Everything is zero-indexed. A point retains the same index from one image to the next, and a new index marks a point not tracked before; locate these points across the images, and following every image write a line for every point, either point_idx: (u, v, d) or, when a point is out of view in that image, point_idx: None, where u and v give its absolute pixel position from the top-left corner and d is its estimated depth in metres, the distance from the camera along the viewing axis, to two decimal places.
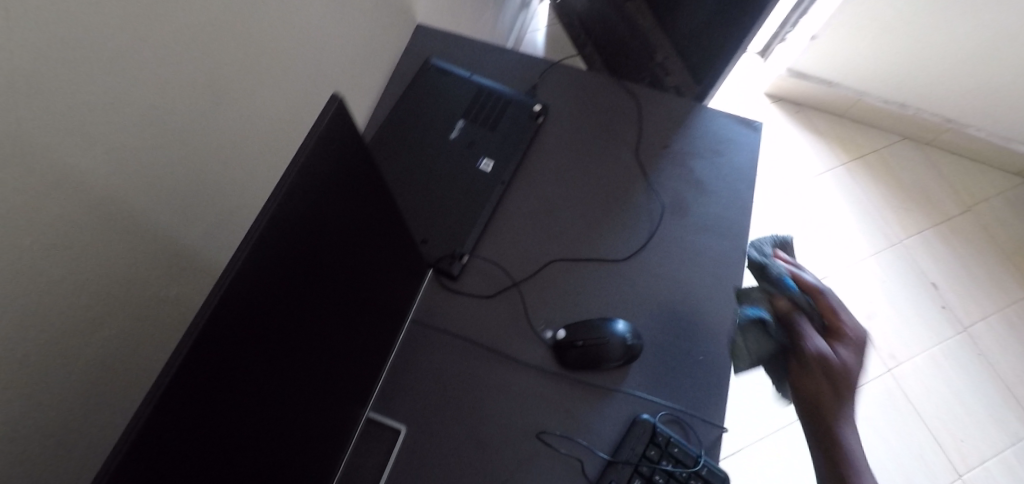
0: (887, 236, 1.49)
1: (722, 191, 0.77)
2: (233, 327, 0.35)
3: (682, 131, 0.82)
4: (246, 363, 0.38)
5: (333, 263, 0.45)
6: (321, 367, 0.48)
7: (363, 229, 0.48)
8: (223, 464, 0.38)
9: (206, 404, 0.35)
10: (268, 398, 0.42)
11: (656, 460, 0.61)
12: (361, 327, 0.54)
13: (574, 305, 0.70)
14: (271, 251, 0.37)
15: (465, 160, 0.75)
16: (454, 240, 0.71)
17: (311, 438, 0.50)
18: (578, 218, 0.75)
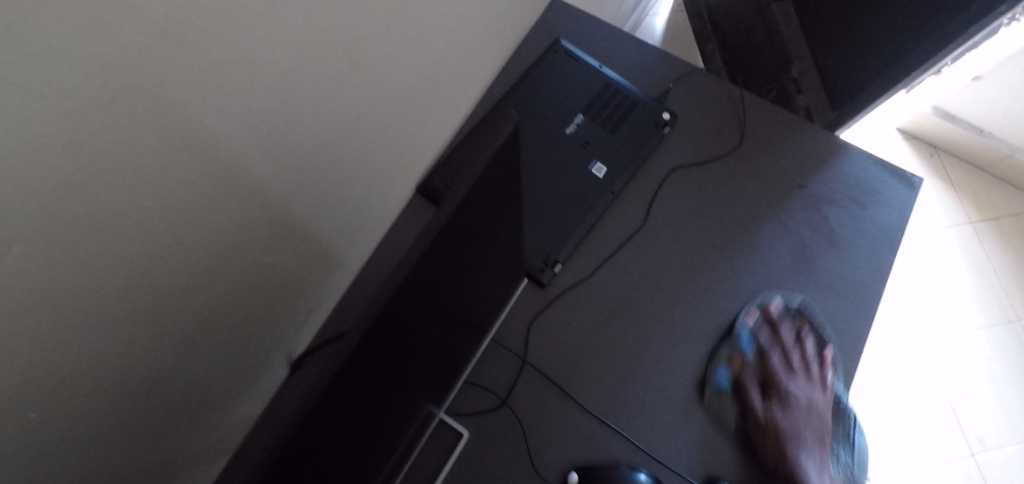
0: (1007, 312, 1.32)
1: (857, 250, 0.67)
2: (375, 339, 0.35)
3: (824, 170, 0.71)
4: (375, 369, 0.38)
5: (454, 287, 0.44)
6: (412, 386, 0.47)
7: (493, 241, 0.46)
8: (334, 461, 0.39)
9: (335, 410, 0.35)
10: (380, 400, 0.42)
11: None
12: (467, 332, 0.53)
13: (670, 347, 0.63)
14: (418, 273, 0.36)
15: (577, 160, 0.68)
16: (550, 246, 0.65)
17: (402, 437, 0.49)
18: (685, 250, 0.68)
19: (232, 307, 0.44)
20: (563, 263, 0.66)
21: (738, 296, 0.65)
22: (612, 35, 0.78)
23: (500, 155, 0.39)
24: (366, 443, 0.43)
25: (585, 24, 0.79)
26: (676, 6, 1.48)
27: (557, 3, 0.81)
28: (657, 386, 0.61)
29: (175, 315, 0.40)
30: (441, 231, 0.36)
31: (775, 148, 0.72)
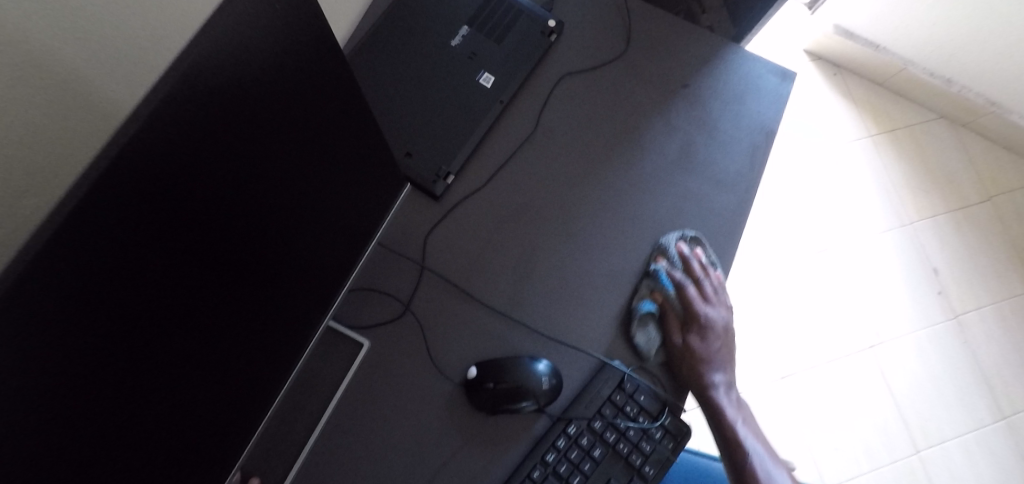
0: (899, 216, 1.46)
1: (736, 142, 0.73)
2: (150, 207, 0.29)
3: (710, 70, 0.76)
4: (168, 259, 0.32)
5: (271, 183, 0.40)
6: (249, 304, 0.42)
7: (318, 126, 0.43)
8: (148, 369, 0.34)
9: (112, 301, 0.29)
10: (202, 300, 0.37)
11: (622, 408, 0.62)
12: (325, 234, 0.50)
13: (564, 239, 0.68)
14: (205, 140, 0.32)
15: (464, 71, 0.69)
16: (441, 157, 0.66)
17: (258, 350, 0.45)
18: (578, 151, 0.71)
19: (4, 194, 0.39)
20: (457, 174, 0.67)
21: (628, 195, 0.70)
22: None
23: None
24: (197, 381, 0.39)
25: None
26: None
27: None
28: (548, 280, 0.67)
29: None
30: (210, 93, 0.31)
31: (657, 52, 0.75)
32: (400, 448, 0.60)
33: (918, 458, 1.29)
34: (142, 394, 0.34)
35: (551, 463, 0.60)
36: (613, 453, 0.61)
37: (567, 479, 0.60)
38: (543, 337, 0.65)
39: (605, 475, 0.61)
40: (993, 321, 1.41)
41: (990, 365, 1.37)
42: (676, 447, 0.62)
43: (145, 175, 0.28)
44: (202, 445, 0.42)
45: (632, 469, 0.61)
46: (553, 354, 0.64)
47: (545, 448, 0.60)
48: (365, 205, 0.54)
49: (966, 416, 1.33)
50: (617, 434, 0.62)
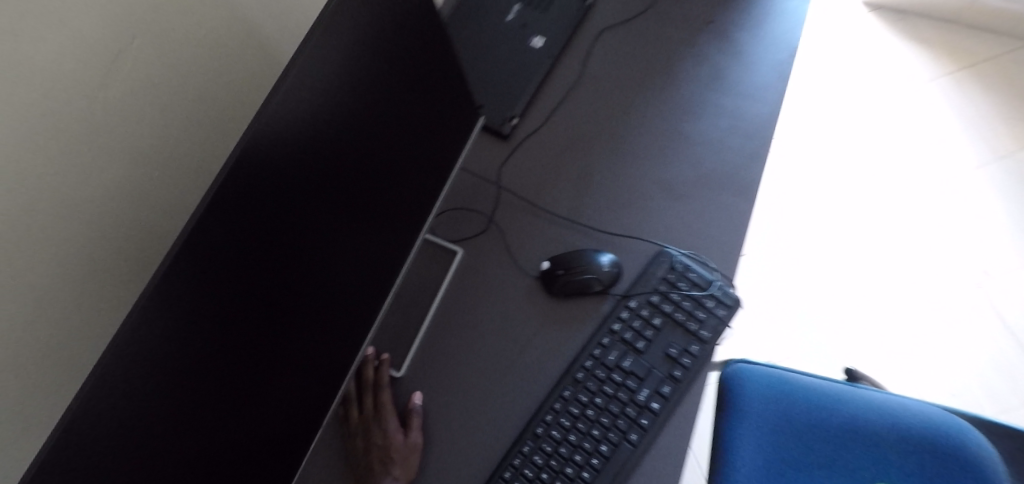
0: (993, 148, 1.38)
1: (763, 59, 0.84)
2: (307, 94, 0.49)
3: (732, 8, 0.88)
4: (319, 132, 0.52)
5: (380, 92, 0.58)
6: (358, 197, 0.60)
7: (408, 51, 0.60)
8: (310, 207, 0.54)
9: (291, 151, 0.49)
10: (340, 168, 0.56)
11: (673, 283, 0.72)
12: (419, 142, 0.68)
13: (616, 158, 0.81)
14: (335, 52, 0.50)
15: (518, 38, 0.86)
16: (505, 105, 0.83)
17: (378, 221, 0.65)
18: (619, 87, 0.84)
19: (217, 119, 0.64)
20: (521, 117, 0.83)
21: (669, 114, 0.82)
22: None
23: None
24: (329, 230, 0.57)
25: None
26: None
27: None
28: (606, 191, 0.79)
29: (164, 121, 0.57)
30: (337, 17, 0.48)
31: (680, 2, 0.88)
32: (490, 329, 0.75)
33: None
34: (307, 224, 0.54)
35: (617, 331, 0.71)
36: (672, 322, 0.71)
37: (633, 344, 0.71)
38: (603, 234, 0.77)
39: (666, 340, 0.70)
40: None
41: None
42: (729, 313, 0.70)
43: (304, 69, 0.47)
44: (347, 283, 0.63)
45: (690, 335, 0.70)
46: (616, 246, 0.76)
47: (610, 321, 0.72)
48: (446, 127, 0.72)
49: None
50: (672, 305, 0.71)
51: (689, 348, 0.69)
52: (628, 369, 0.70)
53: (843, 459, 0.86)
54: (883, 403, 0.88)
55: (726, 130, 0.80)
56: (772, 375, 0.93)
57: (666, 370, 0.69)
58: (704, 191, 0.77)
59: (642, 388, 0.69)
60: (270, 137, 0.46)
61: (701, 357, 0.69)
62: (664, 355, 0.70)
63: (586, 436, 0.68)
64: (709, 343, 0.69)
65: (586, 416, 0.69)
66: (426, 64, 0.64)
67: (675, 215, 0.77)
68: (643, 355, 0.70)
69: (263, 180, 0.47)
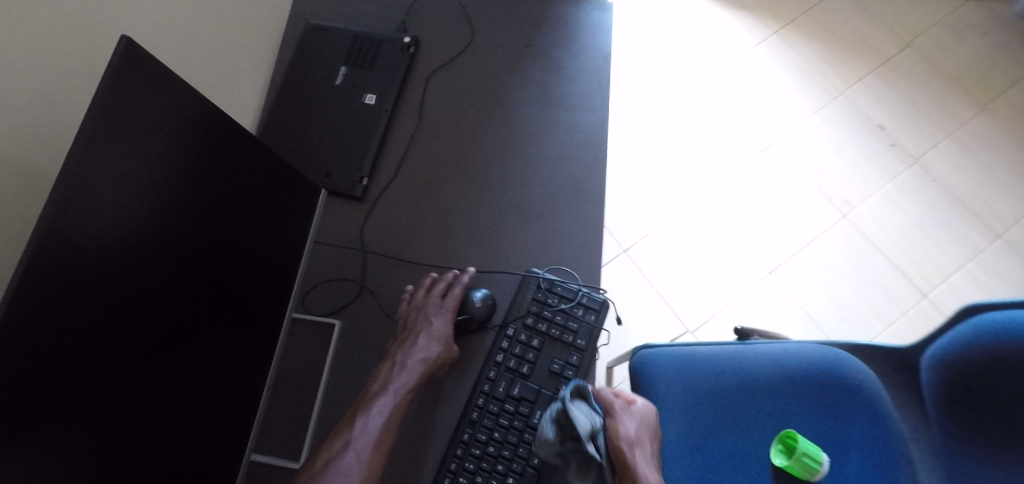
0: (828, 90, 1.51)
1: (583, 71, 0.88)
2: (77, 227, 0.48)
3: (548, 25, 0.92)
4: (109, 256, 0.51)
5: (182, 199, 0.58)
6: (193, 312, 0.61)
7: (202, 151, 0.60)
8: (125, 331, 0.53)
9: (76, 287, 0.48)
10: (153, 283, 0.56)
11: (546, 301, 0.75)
12: (247, 230, 0.68)
13: (469, 195, 0.84)
14: (103, 176, 0.50)
15: (350, 99, 0.87)
16: (351, 168, 0.84)
17: (219, 317, 0.65)
18: (458, 126, 0.87)
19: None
20: (370, 175, 0.84)
21: (510, 140, 0.86)
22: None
23: (108, 106, 0.49)
24: (160, 345, 0.57)
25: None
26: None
27: None
28: (466, 228, 0.82)
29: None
30: (90, 145, 0.48)
31: (497, 30, 0.92)
32: None
33: (927, 301, 1.28)
34: (128, 348, 0.53)
35: (502, 361, 0.74)
36: (549, 338, 0.75)
37: (519, 370, 0.73)
38: (472, 270, 0.79)
39: (549, 358, 0.74)
40: (954, 152, 1.43)
41: (967, 193, 1.38)
42: (598, 318, 0.75)
43: (65, 203, 0.47)
44: (201, 388, 0.62)
45: (568, 347, 0.74)
46: (486, 281, 0.79)
47: (495, 353, 0.74)
48: (278, 206, 0.72)
49: (962, 246, 1.33)
50: (546, 322, 0.75)
51: (571, 360, 0.73)
52: (518, 395, 0.73)
53: (749, 415, 0.92)
54: (773, 354, 0.95)
55: (564, 145, 0.85)
56: (675, 352, 0.97)
57: (555, 387, 0.73)
58: (558, 206, 0.82)
59: (534, 410, 0.72)
60: (43, 282, 0.46)
61: (582, 367, 0.73)
62: (550, 373, 0.73)
63: (494, 473, 0.70)
64: (587, 351, 0.74)
65: (490, 453, 0.71)
66: (234, 165, 0.65)
67: (534, 239, 0.80)
68: (530, 378, 0.73)
69: (48, 327, 0.46)
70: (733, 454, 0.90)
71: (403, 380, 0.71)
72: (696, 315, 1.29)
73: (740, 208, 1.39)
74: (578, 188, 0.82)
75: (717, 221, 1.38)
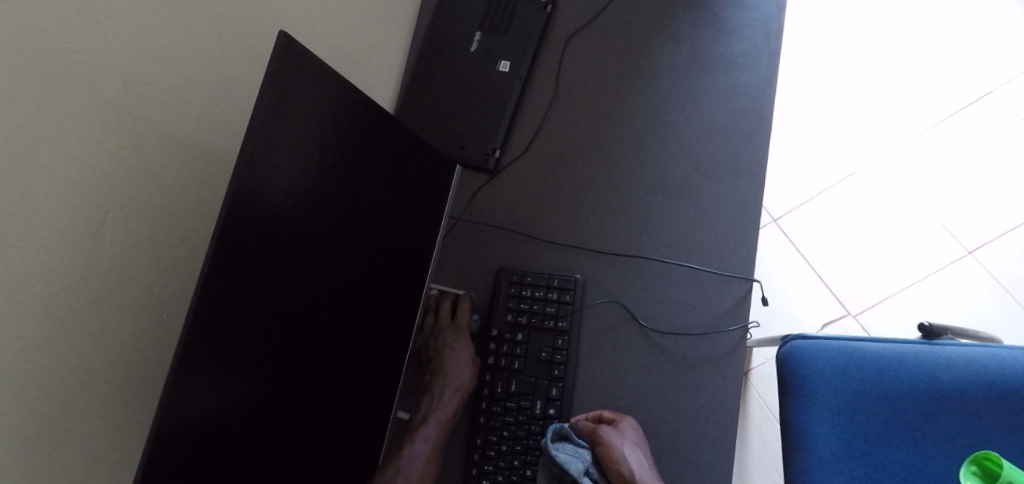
0: None
1: (743, 26, 0.78)
2: (249, 226, 0.50)
3: None
4: (276, 250, 0.53)
5: (332, 188, 0.59)
6: (353, 282, 0.64)
7: (350, 140, 0.60)
8: (289, 318, 0.56)
9: (251, 281, 0.51)
10: (311, 271, 0.58)
11: (521, 293, 0.75)
12: (391, 211, 0.68)
13: (607, 168, 0.78)
14: (268, 175, 0.51)
15: (486, 67, 0.84)
16: (485, 140, 0.82)
17: (370, 297, 0.67)
18: (597, 92, 0.81)
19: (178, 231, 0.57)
20: (502, 147, 0.82)
21: (657, 109, 0.78)
22: None
23: (270, 107, 0.49)
24: (319, 327, 0.60)
25: None
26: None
27: None
28: (602, 206, 0.77)
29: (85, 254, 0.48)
30: (255, 146, 0.48)
31: None
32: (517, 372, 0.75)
33: None
34: (292, 333, 0.57)
35: (495, 361, 0.74)
36: (533, 329, 0.73)
37: (513, 368, 0.73)
38: (607, 255, 0.75)
39: (536, 348, 0.73)
40: None
41: None
42: (577, 296, 0.73)
43: (238, 205, 0.48)
44: (352, 362, 0.66)
45: (552, 332, 0.73)
46: (619, 268, 0.74)
47: (485, 355, 0.75)
48: (418, 186, 0.72)
49: None
50: (524, 315, 0.74)
51: (557, 345, 0.72)
52: (613, 394, 0.70)
53: (928, 428, 0.79)
54: (970, 358, 0.80)
55: (719, 113, 0.75)
56: (836, 348, 0.85)
57: (548, 375, 0.72)
58: (708, 185, 0.73)
59: (535, 402, 0.71)
60: (225, 280, 0.48)
61: (570, 349, 0.71)
62: (540, 362, 0.72)
63: (513, 467, 0.70)
64: (572, 332, 0.72)
65: (505, 452, 0.71)
66: (387, 141, 0.65)
67: (677, 220, 0.74)
68: (524, 372, 0.73)
69: (230, 319, 0.49)
70: (905, 470, 0.78)
71: (443, 410, 0.73)
72: (865, 298, 1.12)
73: (939, 172, 1.15)
74: (732, 163, 0.73)
75: (907, 187, 1.15)
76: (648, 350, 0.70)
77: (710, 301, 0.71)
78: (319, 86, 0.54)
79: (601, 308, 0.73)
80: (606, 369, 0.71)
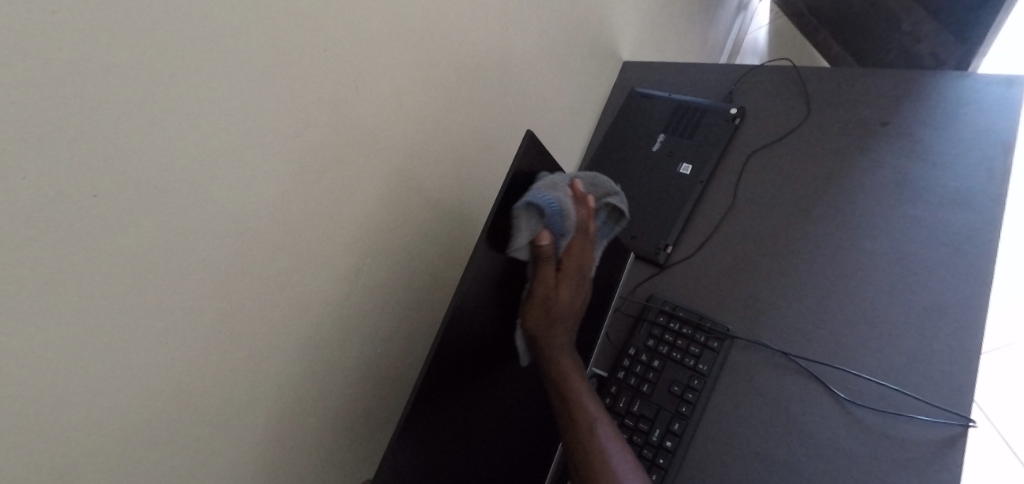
0: None
1: (962, 162, 0.72)
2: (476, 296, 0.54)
3: (917, 101, 0.77)
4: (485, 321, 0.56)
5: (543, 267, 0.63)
6: (527, 372, 0.63)
7: (562, 225, 0.64)
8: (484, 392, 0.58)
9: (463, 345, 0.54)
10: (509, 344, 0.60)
11: (667, 324, 0.76)
12: None
13: (788, 283, 0.74)
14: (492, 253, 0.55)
15: (666, 167, 0.86)
16: (658, 235, 0.82)
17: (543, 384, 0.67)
18: (783, 205, 0.79)
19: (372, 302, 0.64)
20: (674, 245, 0.81)
21: (852, 235, 0.73)
22: (676, 68, 0.97)
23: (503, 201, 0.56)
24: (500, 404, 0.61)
25: (656, 68, 0.98)
26: (773, 13, 1.57)
27: (631, 62, 1.02)
28: (778, 323, 0.72)
29: (310, 298, 0.57)
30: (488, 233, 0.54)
31: (845, 99, 0.82)
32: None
33: None
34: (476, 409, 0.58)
35: (622, 378, 0.75)
36: (671, 361, 0.74)
37: (640, 390, 0.74)
38: (786, 351, 0.70)
39: (669, 379, 0.73)
40: None
41: None
42: (723, 344, 0.73)
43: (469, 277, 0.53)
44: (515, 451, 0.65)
45: (690, 370, 0.72)
46: (796, 367, 0.69)
47: (616, 370, 0.76)
48: (598, 278, 0.74)
49: None
50: (668, 346, 0.75)
51: (691, 384, 0.72)
52: (738, 446, 0.67)
53: None
54: None
55: (925, 250, 0.69)
56: None
57: (674, 408, 0.71)
58: (910, 323, 0.67)
59: (653, 428, 0.71)
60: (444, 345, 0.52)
61: (702, 391, 0.71)
62: (670, 394, 0.72)
63: None
64: (710, 376, 0.72)
65: None
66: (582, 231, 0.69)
67: (870, 353, 0.67)
68: (651, 397, 0.73)
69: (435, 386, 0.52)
70: None
71: None
72: None
73: None
74: (939, 304, 0.66)
75: None
76: (797, 426, 0.66)
77: (904, 453, 0.61)
78: (519, 167, 0.57)
79: (746, 358, 0.72)
80: (733, 424, 0.69)
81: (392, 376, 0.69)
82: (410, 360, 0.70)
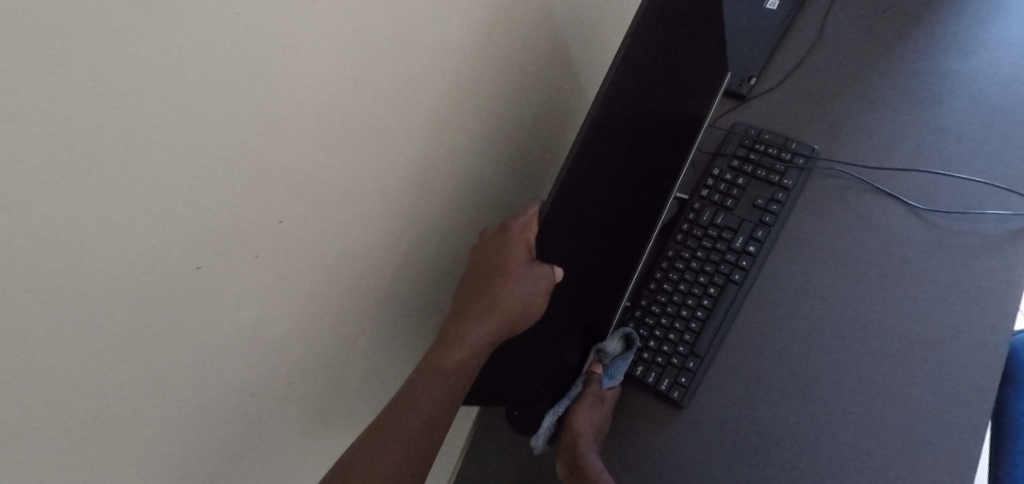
0: None
1: None
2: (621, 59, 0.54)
3: None
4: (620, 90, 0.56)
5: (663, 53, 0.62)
6: (636, 158, 0.64)
7: (681, 15, 0.63)
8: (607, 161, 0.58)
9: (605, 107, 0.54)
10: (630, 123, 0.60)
11: (753, 146, 0.78)
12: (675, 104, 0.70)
13: (871, 108, 0.77)
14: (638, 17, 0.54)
15: (754, 2, 0.85)
16: (742, 67, 0.83)
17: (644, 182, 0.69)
18: (869, 39, 0.80)
19: (506, 89, 0.62)
20: (758, 76, 0.83)
21: (940, 59, 0.76)
22: None
23: None
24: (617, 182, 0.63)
25: None
26: None
27: None
28: (862, 143, 0.75)
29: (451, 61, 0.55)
30: None
31: None
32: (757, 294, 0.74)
33: None
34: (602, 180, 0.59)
35: (706, 196, 0.78)
36: (755, 178, 0.77)
37: (723, 205, 0.77)
38: (868, 167, 0.74)
39: (752, 194, 0.76)
40: None
41: None
42: (808, 162, 0.76)
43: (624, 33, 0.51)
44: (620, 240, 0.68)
45: (773, 186, 0.75)
46: (876, 182, 0.73)
47: (699, 189, 0.79)
48: (695, 92, 0.74)
49: None
50: (753, 165, 0.77)
51: (775, 197, 0.75)
52: (819, 249, 0.73)
53: None
54: None
55: (1002, 72, 0.74)
56: None
57: (756, 219, 0.75)
58: (987, 136, 0.72)
59: (736, 237, 0.75)
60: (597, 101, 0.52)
61: (785, 203, 0.74)
62: (753, 207, 0.75)
63: (694, 283, 0.74)
64: (793, 190, 0.75)
65: (692, 269, 0.75)
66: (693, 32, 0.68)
67: (949, 164, 0.72)
68: (734, 210, 0.76)
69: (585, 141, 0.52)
70: None
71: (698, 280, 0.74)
72: None
73: None
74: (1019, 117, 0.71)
75: None
76: (875, 229, 0.72)
77: (974, 243, 0.68)
78: None
79: (829, 175, 0.76)
80: (815, 232, 0.74)
81: (502, 175, 0.69)
82: (515, 163, 0.71)
